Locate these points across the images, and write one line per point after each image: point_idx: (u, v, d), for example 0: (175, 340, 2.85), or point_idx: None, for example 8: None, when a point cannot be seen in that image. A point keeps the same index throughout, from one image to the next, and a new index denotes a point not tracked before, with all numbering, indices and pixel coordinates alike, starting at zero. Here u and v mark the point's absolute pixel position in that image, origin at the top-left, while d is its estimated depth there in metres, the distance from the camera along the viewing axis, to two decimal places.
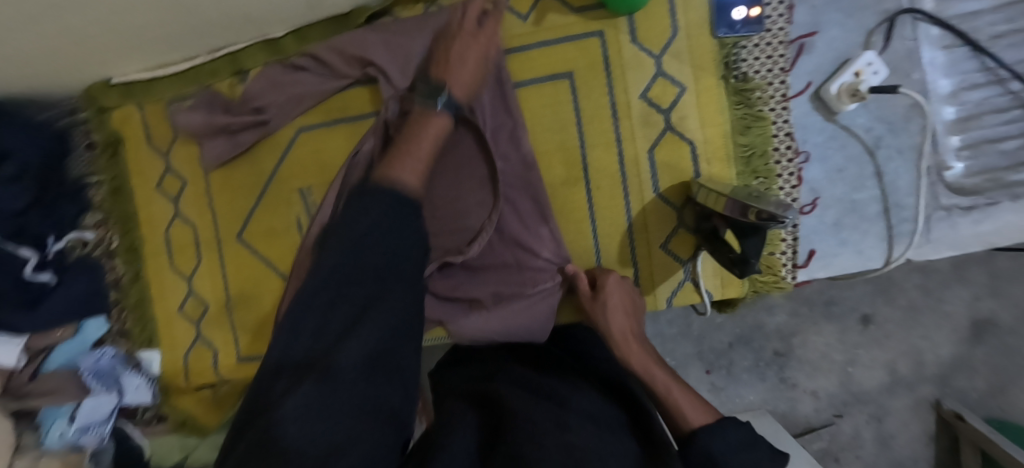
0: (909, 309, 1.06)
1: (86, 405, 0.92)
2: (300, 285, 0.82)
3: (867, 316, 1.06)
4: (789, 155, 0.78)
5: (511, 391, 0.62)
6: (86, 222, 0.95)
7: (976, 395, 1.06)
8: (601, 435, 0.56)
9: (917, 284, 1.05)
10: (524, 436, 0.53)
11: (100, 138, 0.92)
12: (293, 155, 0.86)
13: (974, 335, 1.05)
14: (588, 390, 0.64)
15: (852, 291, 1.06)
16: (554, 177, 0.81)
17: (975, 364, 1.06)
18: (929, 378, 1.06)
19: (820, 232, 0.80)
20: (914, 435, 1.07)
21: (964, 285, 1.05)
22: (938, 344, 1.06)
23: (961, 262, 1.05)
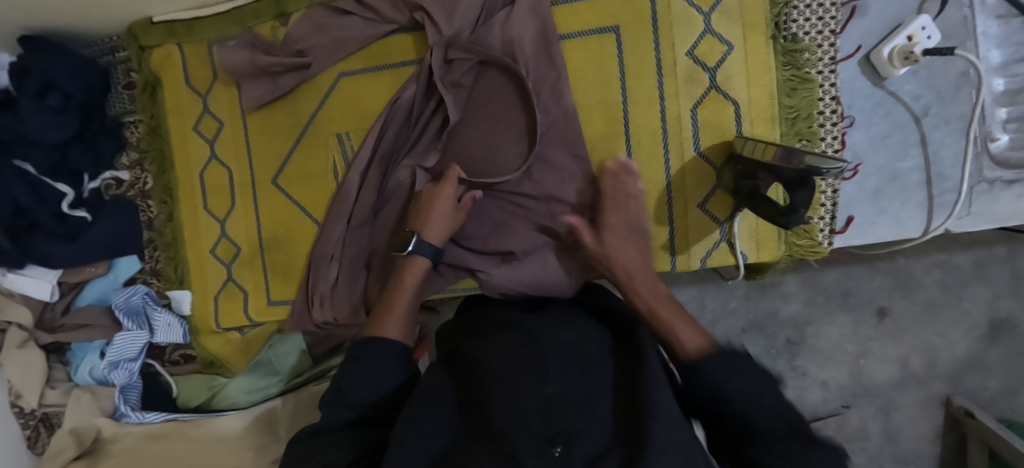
0: (927, 305, 1.05)
1: (119, 340, 0.94)
2: (337, 232, 0.86)
3: (882, 309, 1.06)
4: (834, 119, 0.78)
5: (488, 344, 0.64)
6: (121, 162, 0.98)
7: (987, 395, 1.05)
8: (584, 366, 0.59)
9: (936, 280, 1.04)
10: (506, 393, 0.55)
11: (139, 78, 0.93)
12: (334, 99, 0.87)
13: (990, 334, 1.04)
14: (570, 332, 0.65)
15: (868, 284, 1.06)
16: (594, 131, 0.82)
17: (988, 363, 1.05)
18: (941, 375, 1.06)
19: (859, 199, 0.80)
20: (920, 431, 1.07)
21: (985, 284, 1.04)
22: (952, 342, 1.05)
23: (983, 261, 1.03)
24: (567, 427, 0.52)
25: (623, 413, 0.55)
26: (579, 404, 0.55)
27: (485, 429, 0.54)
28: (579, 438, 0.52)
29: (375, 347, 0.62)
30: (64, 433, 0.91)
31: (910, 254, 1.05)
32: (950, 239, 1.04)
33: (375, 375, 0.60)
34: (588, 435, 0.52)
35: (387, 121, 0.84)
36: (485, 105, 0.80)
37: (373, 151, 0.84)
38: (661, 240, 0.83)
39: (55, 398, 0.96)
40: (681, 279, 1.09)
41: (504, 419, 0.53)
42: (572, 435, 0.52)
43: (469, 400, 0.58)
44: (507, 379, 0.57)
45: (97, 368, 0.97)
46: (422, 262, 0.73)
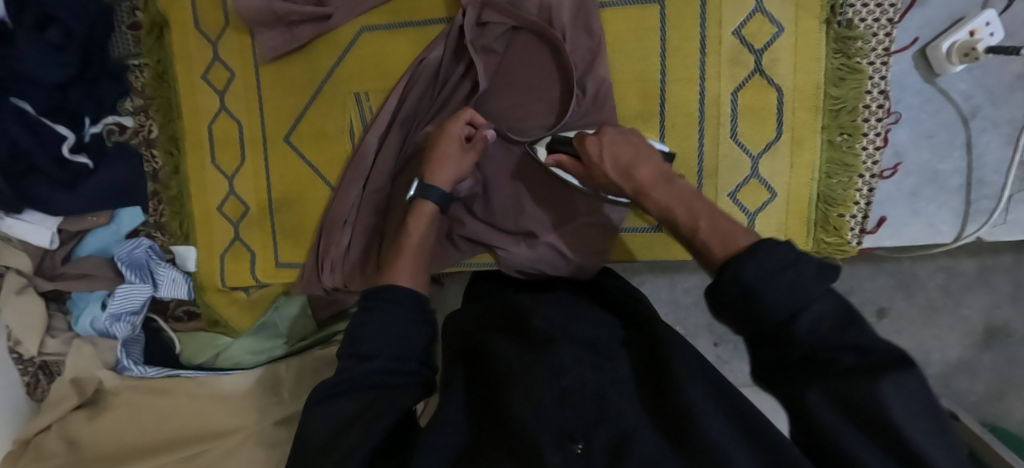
0: (926, 308, 1.05)
1: (121, 292, 0.91)
2: (351, 195, 0.83)
3: (883, 308, 1.06)
4: (880, 114, 0.73)
5: (498, 339, 0.61)
6: (124, 107, 0.93)
7: (973, 398, 1.06)
8: (599, 363, 0.56)
9: (939, 284, 1.04)
10: (520, 388, 0.52)
11: (146, 17, 0.87)
12: (353, 55, 0.82)
13: (984, 340, 1.04)
14: (588, 319, 0.64)
15: (870, 284, 1.07)
16: (628, 108, 0.78)
17: (978, 368, 1.05)
18: (930, 376, 1.07)
19: (895, 199, 0.77)
20: None
21: (987, 291, 1.03)
22: (947, 346, 1.06)
23: (988, 268, 1.03)
24: (585, 420, 0.49)
25: (660, 400, 0.52)
26: (593, 396, 0.51)
27: (501, 421, 0.51)
28: (598, 429, 0.48)
29: (381, 294, 0.59)
30: (66, 382, 0.91)
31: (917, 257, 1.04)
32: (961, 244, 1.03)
33: (386, 326, 0.56)
34: (608, 429, 0.48)
35: (411, 82, 0.80)
36: (512, 70, 0.78)
37: (395, 114, 0.81)
38: None
39: (55, 347, 0.94)
40: (685, 266, 1.05)
41: (519, 412, 0.50)
42: (592, 427, 0.48)
43: (486, 401, 0.54)
44: (519, 374, 0.54)
45: (99, 319, 0.95)
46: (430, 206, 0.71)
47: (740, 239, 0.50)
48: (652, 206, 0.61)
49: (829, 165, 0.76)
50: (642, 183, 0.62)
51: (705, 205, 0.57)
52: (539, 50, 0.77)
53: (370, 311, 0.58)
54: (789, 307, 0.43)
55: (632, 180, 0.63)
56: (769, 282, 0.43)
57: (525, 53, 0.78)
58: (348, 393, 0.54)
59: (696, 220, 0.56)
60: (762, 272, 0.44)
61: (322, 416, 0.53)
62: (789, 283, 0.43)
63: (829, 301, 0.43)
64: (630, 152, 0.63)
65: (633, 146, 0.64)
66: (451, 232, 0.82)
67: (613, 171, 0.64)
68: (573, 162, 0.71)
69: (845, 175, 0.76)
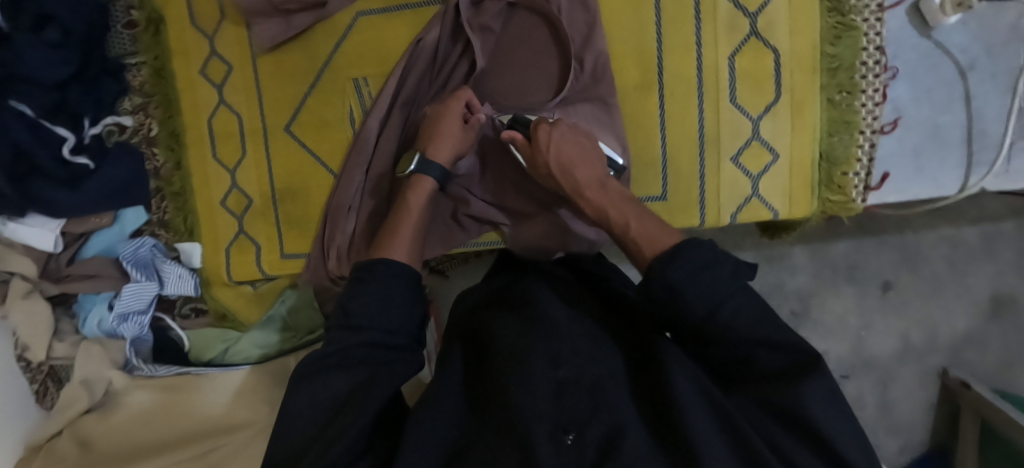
0: (933, 280, 1.21)
1: (127, 291, 0.91)
2: (353, 180, 0.82)
3: (887, 282, 1.21)
4: (877, 70, 0.74)
5: (499, 322, 0.61)
6: (123, 107, 0.93)
7: (984, 368, 1.23)
8: (595, 352, 0.56)
9: (943, 255, 1.20)
10: (516, 372, 0.53)
11: (142, 15, 0.88)
12: (351, 41, 0.83)
13: (992, 310, 1.21)
14: (585, 313, 0.62)
15: (875, 258, 1.21)
16: (626, 79, 0.78)
17: (986, 338, 1.22)
18: (941, 348, 1.23)
19: (897, 156, 0.77)
20: (914, 401, 1.24)
21: (991, 260, 1.20)
22: (953, 316, 1.22)
23: (991, 235, 1.19)
24: (579, 413, 0.50)
25: (655, 391, 0.53)
26: (591, 390, 0.52)
27: (497, 410, 0.51)
28: (592, 421, 0.49)
29: (382, 268, 0.58)
30: (77, 384, 0.89)
31: (918, 229, 1.20)
32: (961, 214, 1.19)
33: (385, 306, 0.55)
34: (602, 421, 0.49)
35: (410, 63, 0.80)
36: (509, 48, 0.78)
37: (393, 98, 0.81)
38: (692, 195, 0.79)
39: (64, 350, 0.94)
40: None
41: (516, 400, 0.51)
42: (586, 419, 0.49)
43: (480, 392, 0.55)
44: (517, 361, 0.54)
45: (106, 320, 0.94)
46: (429, 181, 0.71)
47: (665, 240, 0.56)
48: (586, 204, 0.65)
49: (829, 124, 0.76)
50: (576, 181, 0.65)
51: (634, 208, 0.62)
52: (535, 26, 0.78)
53: (365, 286, 0.57)
54: (709, 301, 0.49)
55: (570, 179, 0.66)
56: (696, 278, 0.50)
57: (522, 30, 0.78)
58: (338, 370, 0.53)
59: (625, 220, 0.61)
60: (687, 271, 0.50)
61: (318, 392, 0.52)
62: (709, 282, 0.50)
63: (745, 296, 0.50)
64: (574, 153, 0.66)
65: (580, 147, 0.67)
66: (457, 212, 0.82)
67: (553, 167, 0.66)
68: (525, 141, 0.70)
69: (846, 133, 0.76)
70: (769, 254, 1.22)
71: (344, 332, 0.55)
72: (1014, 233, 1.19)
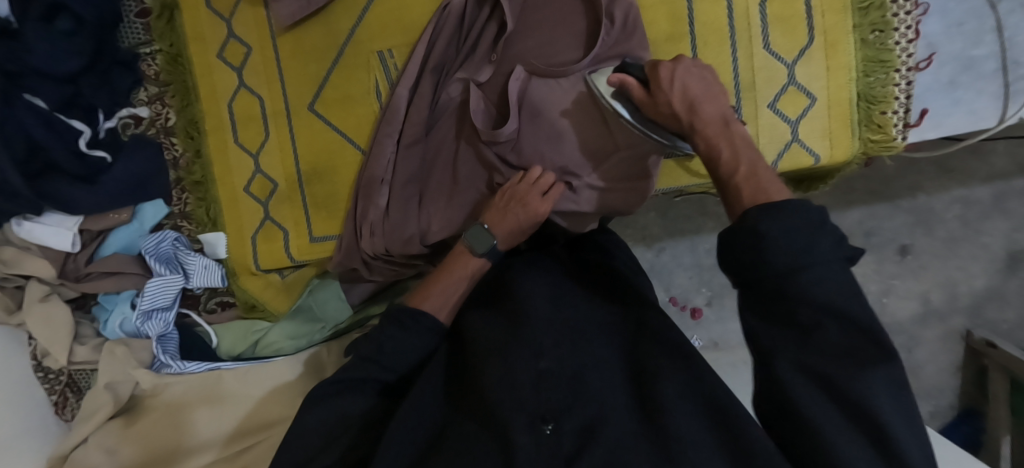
0: (947, 240, 1.21)
1: (151, 286, 0.88)
2: (383, 154, 0.81)
3: (904, 246, 1.21)
4: (908, 7, 0.73)
5: (482, 320, 0.64)
6: (138, 98, 0.91)
7: (1007, 325, 1.22)
8: (577, 344, 0.59)
9: (957, 215, 1.20)
10: (499, 366, 0.56)
11: (154, 2, 0.86)
12: (374, 12, 0.82)
13: (1009, 267, 1.21)
14: (572, 301, 0.65)
15: (890, 223, 1.21)
16: (657, 32, 0.78)
17: (1007, 295, 1.21)
18: (961, 308, 1.22)
19: (934, 91, 0.77)
20: (939, 365, 1.23)
21: (1004, 217, 1.20)
22: (972, 275, 1.22)
23: (1002, 193, 1.19)
24: (557, 403, 0.53)
25: (631, 378, 0.57)
26: (570, 380, 0.55)
27: (482, 403, 0.55)
28: (568, 414, 0.53)
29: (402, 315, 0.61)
30: (101, 390, 0.85)
31: (931, 192, 1.20)
32: (970, 175, 1.19)
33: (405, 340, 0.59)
34: (578, 413, 0.52)
35: (436, 30, 0.80)
36: (537, 6, 0.78)
37: (421, 66, 0.80)
38: None
39: (85, 354, 0.89)
40: (704, 228, 1.15)
41: (497, 395, 0.54)
42: (562, 410, 0.53)
43: (465, 387, 0.58)
44: (501, 357, 0.57)
45: (129, 320, 0.91)
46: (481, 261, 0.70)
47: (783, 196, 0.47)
48: (701, 144, 0.54)
49: (864, 64, 0.76)
50: (700, 120, 0.54)
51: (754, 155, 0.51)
52: None
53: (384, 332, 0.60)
54: (792, 262, 0.42)
55: (693, 117, 0.55)
56: (778, 241, 0.42)
57: None
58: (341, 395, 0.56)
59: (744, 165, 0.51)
60: (783, 227, 0.42)
61: (332, 411, 0.54)
62: (805, 240, 0.42)
63: (837, 269, 0.42)
64: (693, 92, 0.55)
65: (706, 84, 0.56)
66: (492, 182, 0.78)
67: (677, 101, 0.56)
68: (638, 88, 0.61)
69: (881, 72, 0.76)
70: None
71: (367, 365, 0.58)
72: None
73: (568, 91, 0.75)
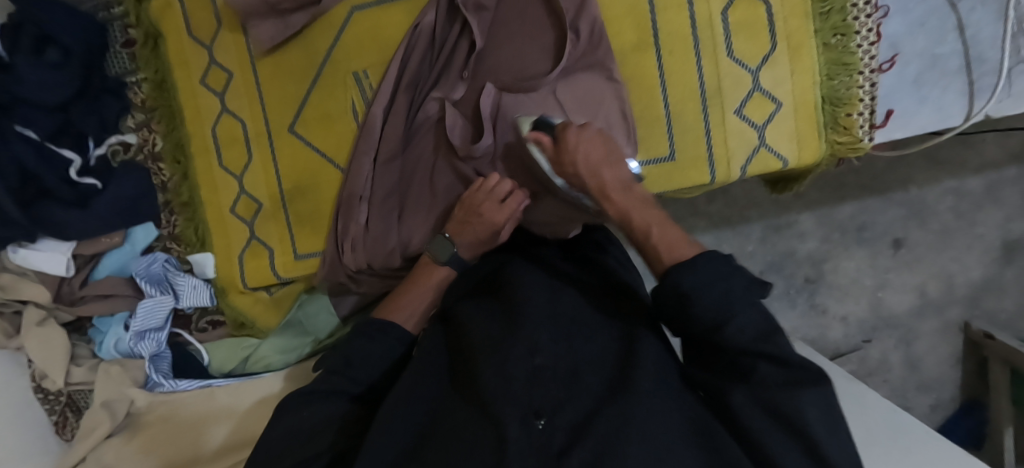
0: (941, 232, 1.21)
1: (143, 308, 0.90)
2: (365, 172, 0.83)
3: (898, 239, 1.21)
4: (868, 11, 0.75)
5: (478, 315, 0.64)
6: (126, 125, 0.93)
7: (1006, 315, 1.25)
8: (571, 339, 0.60)
9: (949, 206, 1.20)
10: (494, 363, 0.57)
11: (138, 31, 0.89)
12: (348, 34, 0.84)
13: (1005, 256, 1.23)
14: (567, 294, 0.66)
15: (882, 217, 1.20)
16: (624, 42, 0.79)
17: (1004, 284, 1.23)
18: (959, 299, 1.24)
19: (900, 90, 0.78)
20: (940, 357, 1.25)
21: (998, 207, 1.20)
22: (968, 266, 1.23)
23: (994, 183, 1.20)
24: (550, 402, 0.55)
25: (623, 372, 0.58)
26: (565, 378, 0.57)
27: (477, 399, 0.56)
28: (560, 412, 0.54)
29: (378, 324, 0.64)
30: (97, 408, 0.87)
31: (923, 184, 1.19)
32: (962, 165, 1.19)
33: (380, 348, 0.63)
34: (570, 411, 0.55)
35: (408, 49, 0.82)
36: (504, 24, 0.80)
37: (395, 85, 0.82)
38: (700, 150, 0.80)
39: (82, 375, 0.92)
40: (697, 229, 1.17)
41: (493, 390, 0.55)
42: (555, 409, 0.55)
43: (461, 383, 0.60)
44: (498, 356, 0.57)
45: (123, 341, 0.93)
46: (447, 270, 0.74)
47: (684, 250, 0.58)
48: (611, 208, 0.64)
49: (828, 67, 0.78)
50: (603, 182, 0.65)
51: (656, 213, 0.63)
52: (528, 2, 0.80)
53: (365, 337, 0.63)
54: (713, 313, 0.51)
55: (598, 180, 0.65)
56: (704, 290, 0.52)
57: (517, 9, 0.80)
58: (330, 397, 0.59)
59: (648, 224, 0.62)
60: (703, 281, 0.52)
61: (318, 414, 0.57)
62: (720, 292, 0.51)
63: (754, 311, 0.51)
64: (597, 159, 0.66)
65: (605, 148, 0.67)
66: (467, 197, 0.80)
67: (582, 168, 0.65)
68: (552, 145, 0.68)
69: (846, 74, 0.77)
70: (776, 223, 1.21)
71: (333, 377, 0.60)
72: (1017, 179, 1.19)
73: (537, 102, 0.76)
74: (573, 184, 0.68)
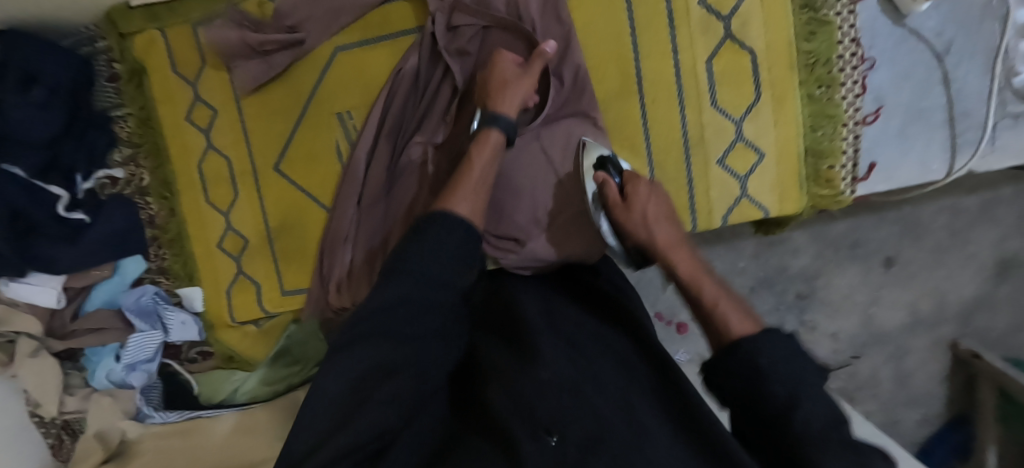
0: (935, 250, 1.20)
1: (132, 342, 0.92)
2: (348, 217, 0.84)
3: (890, 257, 1.20)
4: (854, 62, 0.75)
5: (486, 347, 0.62)
6: (113, 159, 0.93)
7: (997, 333, 1.24)
8: (579, 362, 0.58)
9: (944, 224, 1.19)
10: (507, 386, 0.54)
11: (123, 67, 0.88)
12: (332, 75, 0.84)
13: (999, 274, 1.22)
14: (576, 325, 0.65)
15: (876, 234, 1.19)
16: (608, 89, 0.79)
17: (998, 302, 1.23)
18: (951, 317, 1.23)
19: (884, 142, 0.77)
20: (929, 373, 1.25)
21: (992, 224, 1.19)
22: (960, 284, 1.22)
23: (990, 202, 1.18)
24: (562, 416, 0.50)
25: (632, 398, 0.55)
26: (573, 393, 0.53)
27: (482, 424, 0.52)
28: (572, 427, 0.49)
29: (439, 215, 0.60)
30: (91, 437, 0.88)
31: (917, 202, 1.17)
32: (956, 185, 1.18)
33: (444, 255, 0.57)
34: (583, 424, 0.49)
35: (392, 91, 0.82)
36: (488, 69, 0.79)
37: (380, 128, 0.82)
38: (681, 199, 0.80)
39: (74, 405, 0.94)
40: None
41: (502, 410, 0.52)
42: (567, 423, 0.49)
43: (469, 413, 0.55)
44: (508, 380, 0.55)
45: (115, 371, 0.95)
46: (499, 135, 0.70)
47: (745, 324, 0.56)
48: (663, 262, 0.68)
49: (812, 119, 0.77)
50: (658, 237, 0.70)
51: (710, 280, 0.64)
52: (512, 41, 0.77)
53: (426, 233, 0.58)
54: (785, 393, 0.48)
55: (656, 234, 0.70)
56: (775, 366, 0.49)
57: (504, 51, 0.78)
58: (358, 353, 0.50)
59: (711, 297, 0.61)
60: (778, 359, 0.50)
61: (352, 371, 0.49)
62: (793, 371, 0.49)
63: (822, 398, 0.48)
64: (658, 214, 0.72)
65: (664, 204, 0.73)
66: None
67: (647, 216, 0.71)
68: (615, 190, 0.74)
69: (830, 126, 0.77)
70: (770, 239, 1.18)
71: (376, 339, 0.51)
72: (1012, 198, 1.18)
73: (520, 150, 0.79)
74: (629, 231, 0.73)
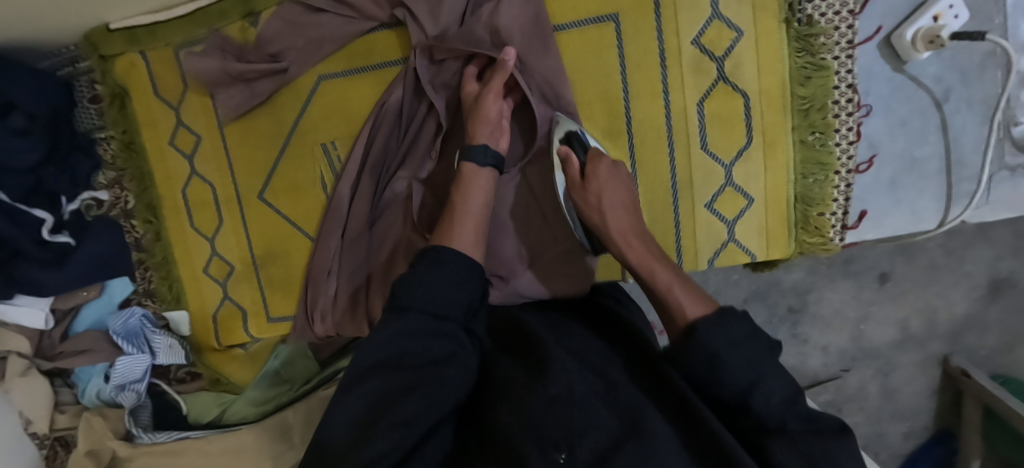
0: (929, 269, 1.15)
1: (121, 365, 0.93)
2: (332, 248, 0.83)
3: (884, 273, 1.16)
4: (850, 109, 0.72)
5: (495, 356, 0.61)
6: (98, 181, 0.93)
7: (984, 351, 1.18)
8: (587, 370, 0.56)
9: (938, 244, 1.14)
10: (513, 398, 0.53)
11: (103, 90, 0.86)
12: (315, 105, 0.82)
13: (991, 294, 1.15)
14: (579, 333, 0.63)
15: (871, 251, 1.15)
16: (595, 128, 0.77)
17: (987, 322, 1.16)
18: (940, 334, 1.17)
19: (875, 191, 0.76)
20: (916, 388, 1.20)
21: (988, 245, 1.13)
22: (953, 302, 1.16)
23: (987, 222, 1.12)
24: (569, 429, 0.48)
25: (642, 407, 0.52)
26: (580, 403, 0.51)
27: (487, 438, 0.51)
28: (581, 440, 0.48)
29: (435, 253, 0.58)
30: (83, 457, 0.90)
31: None
32: None
33: (445, 285, 0.55)
34: (591, 439, 0.48)
35: (376, 124, 0.80)
36: None
37: (363, 160, 0.81)
38: (667, 242, 0.79)
39: (66, 422, 0.96)
40: None
41: (508, 426, 0.50)
42: (575, 437, 0.48)
43: (476, 425, 0.54)
44: (515, 392, 0.53)
45: (105, 390, 0.97)
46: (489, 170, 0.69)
47: (699, 308, 0.54)
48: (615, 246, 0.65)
49: (804, 165, 0.75)
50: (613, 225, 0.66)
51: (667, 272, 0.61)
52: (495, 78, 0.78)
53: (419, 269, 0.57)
54: (746, 381, 0.48)
55: (612, 219, 0.66)
56: (735, 352, 0.48)
57: None
58: (366, 379, 0.51)
59: (665, 286, 0.58)
60: (729, 343, 0.49)
61: (361, 403, 0.50)
62: (749, 354, 0.48)
63: (780, 381, 0.48)
64: (617, 199, 0.66)
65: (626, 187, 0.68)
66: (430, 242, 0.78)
67: (608, 200, 0.66)
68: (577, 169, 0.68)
69: (821, 173, 0.75)
70: None
71: (386, 368, 0.51)
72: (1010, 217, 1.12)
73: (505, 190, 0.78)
74: (587, 212, 0.68)
